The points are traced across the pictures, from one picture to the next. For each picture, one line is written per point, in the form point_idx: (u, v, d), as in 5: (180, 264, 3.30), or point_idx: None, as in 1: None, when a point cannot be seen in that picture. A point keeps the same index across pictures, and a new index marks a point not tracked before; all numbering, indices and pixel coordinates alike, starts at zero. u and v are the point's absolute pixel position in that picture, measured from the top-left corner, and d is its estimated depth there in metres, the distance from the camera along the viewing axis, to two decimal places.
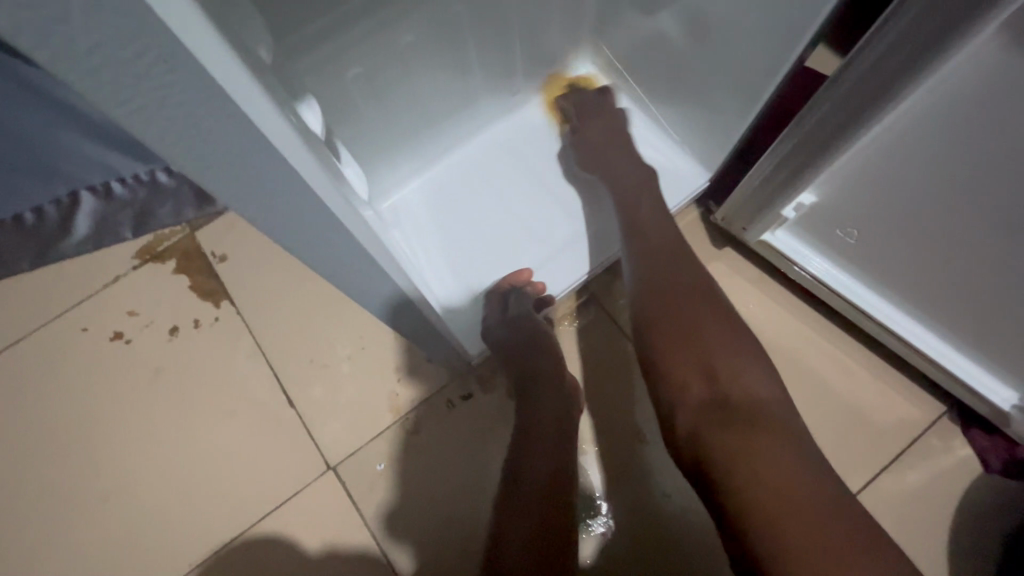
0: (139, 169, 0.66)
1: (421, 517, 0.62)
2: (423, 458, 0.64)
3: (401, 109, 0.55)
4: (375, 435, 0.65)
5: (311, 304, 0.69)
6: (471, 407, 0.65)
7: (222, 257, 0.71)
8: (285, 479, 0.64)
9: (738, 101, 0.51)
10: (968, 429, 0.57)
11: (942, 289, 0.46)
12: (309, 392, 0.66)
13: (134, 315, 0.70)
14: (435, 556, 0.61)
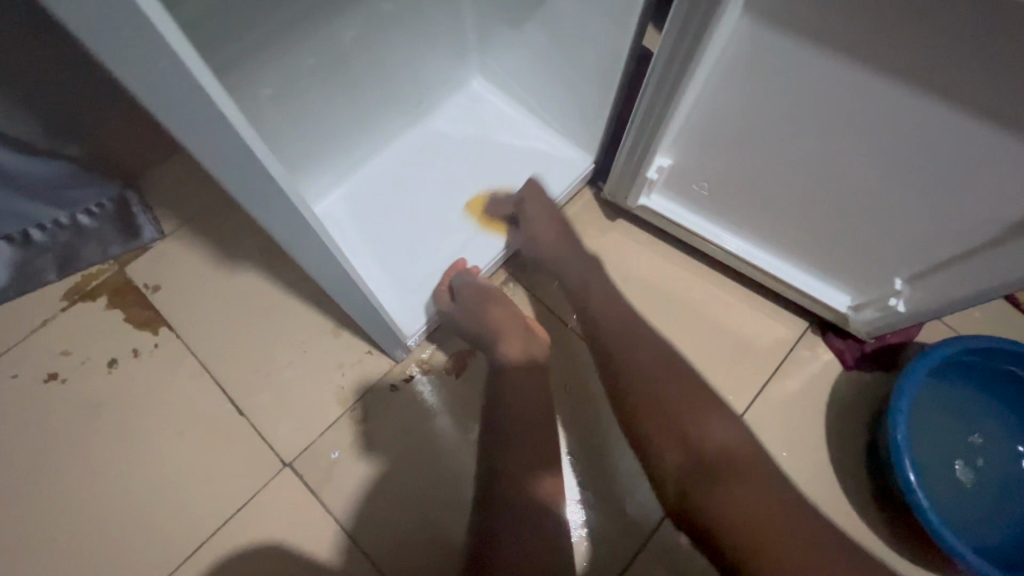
0: (59, 216, 0.90)
1: (379, 497, 0.85)
2: (377, 446, 0.88)
3: (328, 132, 0.85)
4: (327, 427, 0.89)
5: (263, 321, 0.94)
6: (409, 386, 0.91)
7: (154, 286, 0.95)
8: (247, 474, 0.87)
9: (597, 87, 0.82)
10: (823, 330, 0.91)
11: (775, 213, 0.75)
12: (254, 398, 0.90)
13: (116, 360, 0.91)
14: (394, 523, 0.84)
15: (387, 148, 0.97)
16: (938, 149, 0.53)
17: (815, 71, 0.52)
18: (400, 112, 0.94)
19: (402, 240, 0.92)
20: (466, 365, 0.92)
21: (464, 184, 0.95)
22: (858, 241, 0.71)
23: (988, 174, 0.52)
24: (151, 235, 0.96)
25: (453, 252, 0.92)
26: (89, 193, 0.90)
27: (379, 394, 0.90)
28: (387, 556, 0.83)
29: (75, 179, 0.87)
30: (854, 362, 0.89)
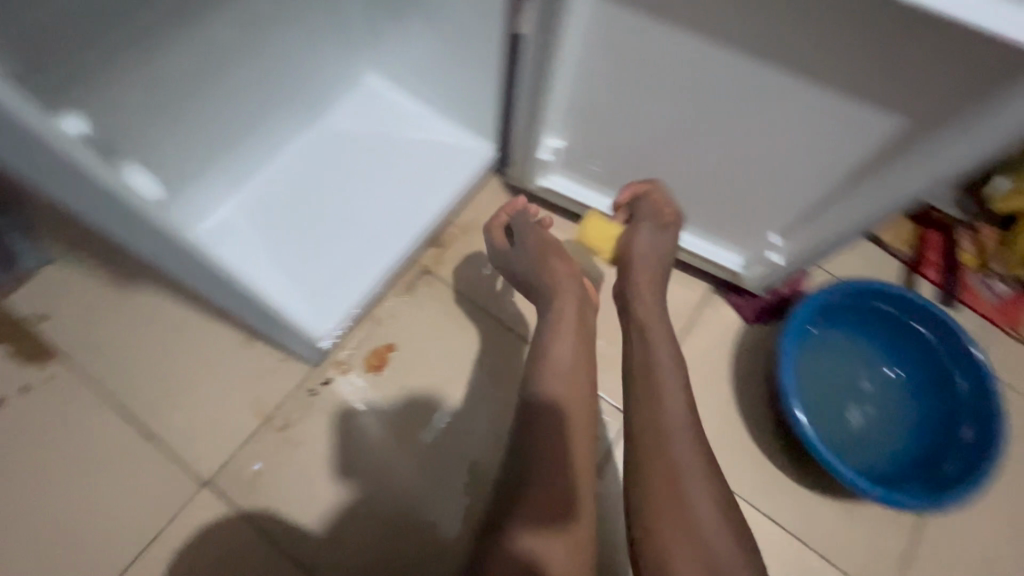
0: None
1: (343, 511, 0.80)
2: (343, 454, 0.82)
3: (200, 137, 0.78)
4: (246, 439, 0.81)
5: (142, 331, 0.83)
6: (329, 389, 0.85)
7: (42, 313, 0.82)
8: (174, 497, 0.78)
9: (486, 41, 0.76)
10: (728, 294, 0.94)
11: (671, 180, 0.77)
12: (171, 417, 0.81)
13: (26, 385, 0.80)
14: (362, 542, 0.79)
15: (282, 147, 0.89)
16: (922, 174, 0.56)
17: (720, 65, 0.57)
18: (292, 112, 0.88)
19: (320, 242, 0.86)
20: (384, 363, 0.87)
21: (376, 184, 0.89)
22: (769, 204, 0.73)
23: (888, 161, 0.58)
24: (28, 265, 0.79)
25: (383, 253, 0.86)
26: None
27: (300, 402, 0.83)
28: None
29: None
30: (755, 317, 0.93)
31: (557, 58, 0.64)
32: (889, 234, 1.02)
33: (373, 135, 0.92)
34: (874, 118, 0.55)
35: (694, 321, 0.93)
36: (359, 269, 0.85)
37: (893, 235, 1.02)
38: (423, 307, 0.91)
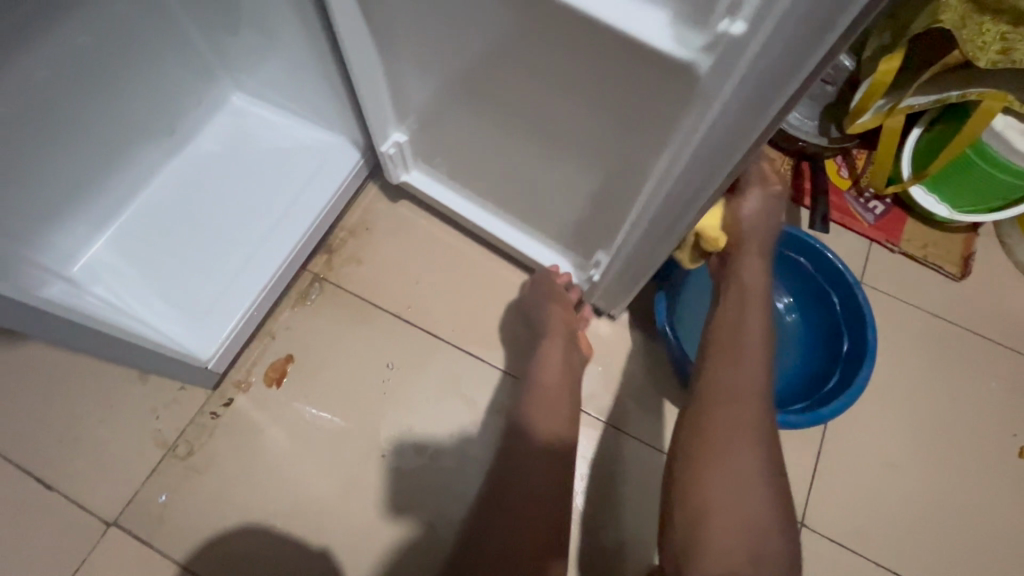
0: None
1: (254, 529, 0.80)
2: (249, 474, 0.82)
3: (48, 181, 0.78)
4: (149, 474, 0.80)
5: (28, 384, 0.82)
6: (230, 411, 0.85)
7: None
8: (78, 545, 0.77)
9: (318, 49, 0.76)
10: None
11: (498, 182, 0.77)
12: (66, 466, 0.80)
13: None
14: (276, 554, 0.80)
15: (151, 179, 0.89)
16: (662, 187, 0.54)
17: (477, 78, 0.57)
18: (151, 142, 0.87)
19: (198, 266, 0.85)
20: (284, 375, 0.88)
21: (249, 200, 0.89)
22: (579, 214, 0.72)
23: (639, 177, 0.57)
24: None
25: (262, 265, 0.85)
26: None
27: (202, 426, 0.84)
28: None
29: None
30: None
31: (357, 54, 0.66)
32: None
33: (244, 152, 0.92)
34: (615, 139, 0.54)
35: None
36: (240, 286, 0.84)
37: None
38: (317, 314, 0.91)
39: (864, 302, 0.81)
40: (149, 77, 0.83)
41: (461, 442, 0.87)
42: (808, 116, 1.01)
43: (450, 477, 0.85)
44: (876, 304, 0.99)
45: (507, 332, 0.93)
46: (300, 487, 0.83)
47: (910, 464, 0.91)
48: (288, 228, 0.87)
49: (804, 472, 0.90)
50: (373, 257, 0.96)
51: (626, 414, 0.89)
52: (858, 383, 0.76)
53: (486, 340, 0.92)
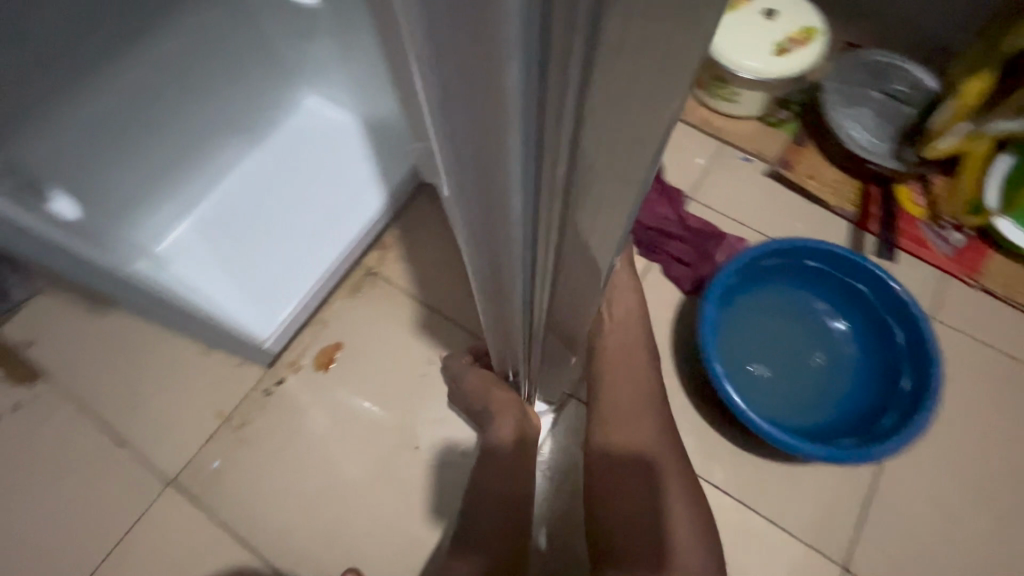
0: None
1: (291, 503, 0.85)
2: (292, 449, 0.88)
3: (143, 169, 0.87)
4: (206, 440, 0.87)
5: (112, 348, 0.92)
6: (282, 389, 0.91)
7: (28, 342, 0.92)
8: (139, 499, 0.84)
9: (381, 56, 0.81)
10: (666, 270, 0.99)
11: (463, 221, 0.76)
12: (136, 426, 0.88)
13: (15, 406, 0.89)
14: (311, 528, 0.84)
15: (232, 170, 0.97)
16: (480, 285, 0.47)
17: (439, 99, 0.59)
18: (235, 137, 0.96)
19: (265, 253, 0.92)
20: (332, 360, 0.93)
21: (316, 196, 0.96)
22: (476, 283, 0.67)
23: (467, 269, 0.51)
24: (21, 295, 0.93)
25: (319, 256, 0.92)
26: None
27: (254, 402, 0.90)
28: (304, 565, 0.82)
29: None
30: (694, 291, 0.97)
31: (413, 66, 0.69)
32: (831, 195, 1.01)
33: (314, 151, 0.99)
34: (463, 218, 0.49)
35: None
36: (300, 275, 0.90)
37: (836, 195, 1.01)
38: (367, 306, 0.96)
39: (929, 337, 0.76)
40: (235, 79, 0.91)
41: None
42: (881, 137, 0.96)
43: None
44: (946, 339, 0.92)
45: None
46: (337, 468, 0.87)
47: (968, 517, 0.84)
48: (349, 225, 0.93)
49: (849, 512, 0.85)
50: (423, 255, 1.00)
51: None
52: (919, 423, 0.71)
53: None
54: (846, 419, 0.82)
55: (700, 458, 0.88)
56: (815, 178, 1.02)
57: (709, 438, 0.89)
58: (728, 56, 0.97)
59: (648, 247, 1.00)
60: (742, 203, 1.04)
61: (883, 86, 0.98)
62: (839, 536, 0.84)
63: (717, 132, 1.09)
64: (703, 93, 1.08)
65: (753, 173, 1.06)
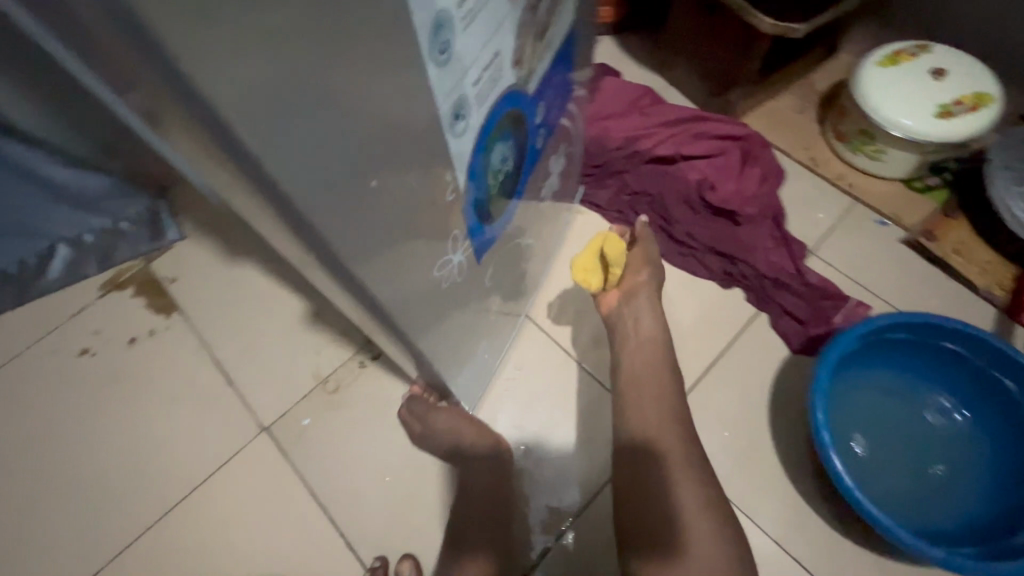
0: (104, 222, 1.03)
1: (365, 474, 0.89)
2: (374, 422, 0.92)
3: None
4: (301, 397, 0.94)
5: (238, 297, 1.02)
6: (375, 364, 0.95)
7: (172, 278, 1.04)
8: (237, 437, 0.92)
9: None
10: (774, 322, 0.94)
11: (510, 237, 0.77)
12: (245, 371, 0.96)
13: (150, 332, 1.00)
14: (379, 502, 0.87)
15: None
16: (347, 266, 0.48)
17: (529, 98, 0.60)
18: None
19: None
20: None
21: None
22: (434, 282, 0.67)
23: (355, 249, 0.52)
24: (174, 236, 1.06)
25: None
26: (121, 202, 1.03)
27: (350, 369, 0.95)
28: (367, 536, 0.85)
29: (116, 190, 1.02)
30: (802, 349, 0.92)
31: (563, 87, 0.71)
32: (976, 275, 0.92)
33: None
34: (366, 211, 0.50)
35: (732, 343, 0.94)
36: None
37: (985, 277, 0.92)
38: None
39: None
40: None
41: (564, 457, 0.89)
42: None
43: (546, 488, 0.88)
44: None
45: None
46: (412, 450, 0.90)
47: None
48: None
49: None
50: None
51: (739, 483, 0.85)
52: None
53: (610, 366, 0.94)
54: (966, 527, 0.73)
55: (782, 525, 0.83)
56: (961, 254, 0.94)
57: (794, 506, 0.84)
58: (883, 111, 0.91)
59: (758, 295, 0.96)
60: (869, 267, 0.97)
61: None
62: None
63: (853, 188, 1.02)
64: (844, 145, 1.03)
65: (887, 237, 0.99)
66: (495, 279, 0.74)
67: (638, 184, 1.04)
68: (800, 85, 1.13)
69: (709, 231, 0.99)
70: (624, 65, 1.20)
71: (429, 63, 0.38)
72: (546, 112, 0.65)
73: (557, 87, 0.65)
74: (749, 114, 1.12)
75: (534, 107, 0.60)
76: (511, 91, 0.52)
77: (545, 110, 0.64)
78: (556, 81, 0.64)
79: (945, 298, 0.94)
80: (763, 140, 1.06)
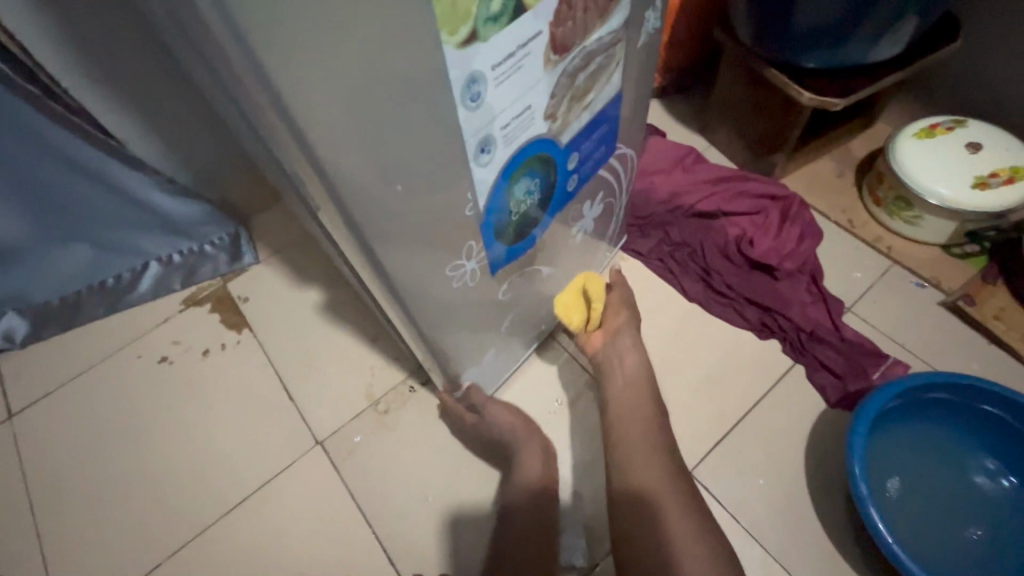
0: (192, 245, 1.14)
1: (409, 493, 0.93)
2: (421, 444, 0.97)
3: None
4: (354, 415, 1.00)
5: (303, 319, 1.11)
6: (424, 389, 1.02)
7: (246, 297, 1.14)
8: (294, 449, 0.98)
9: None
10: (811, 376, 0.97)
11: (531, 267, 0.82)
12: (305, 388, 1.04)
13: (223, 345, 1.09)
14: (422, 521, 0.91)
15: None
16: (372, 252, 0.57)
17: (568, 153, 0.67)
18: None
19: None
20: None
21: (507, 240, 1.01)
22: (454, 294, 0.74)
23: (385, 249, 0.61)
24: (249, 259, 1.16)
25: None
26: (210, 228, 1.13)
27: (400, 393, 1.02)
28: (409, 553, 0.89)
29: (207, 217, 1.11)
30: (840, 403, 0.94)
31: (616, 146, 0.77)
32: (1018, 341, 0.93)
33: None
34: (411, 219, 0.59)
35: (769, 392, 0.97)
36: None
37: None
38: None
39: None
40: None
41: (600, 493, 0.92)
42: None
43: (583, 523, 0.90)
44: None
45: (670, 409, 0.97)
46: (455, 474, 0.94)
47: None
48: None
49: None
50: None
51: (774, 530, 0.86)
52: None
53: None
54: None
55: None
56: (1001, 320, 0.95)
57: (832, 561, 0.84)
58: (920, 179, 0.96)
59: (796, 347, 0.99)
60: (908, 327, 0.99)
61: None
62: None
63: (891, 251, 1.06)
64: (881, 210, 1.07)
65: (927, 300, 1.01)
66: (511, 298, 0.80)
67: (680, 236, 1.10)
68: (839, 151, 1.19)
69: (748, 283, 1.04)
70: (669, 126, 1.29)
71: (459, 107, 0.46)
72: (581, 163, 0.69)
73: (596, 143, 0.69)
74: (788, 176, 1.18)
75: (567, 155, 0.65)
76: (541, 138, 0.58)
77: (580, 161, 0.69)
78: (596, 137, 0.68)
79: (986, 363, 0.95)
80: (803, 200, 1.12)
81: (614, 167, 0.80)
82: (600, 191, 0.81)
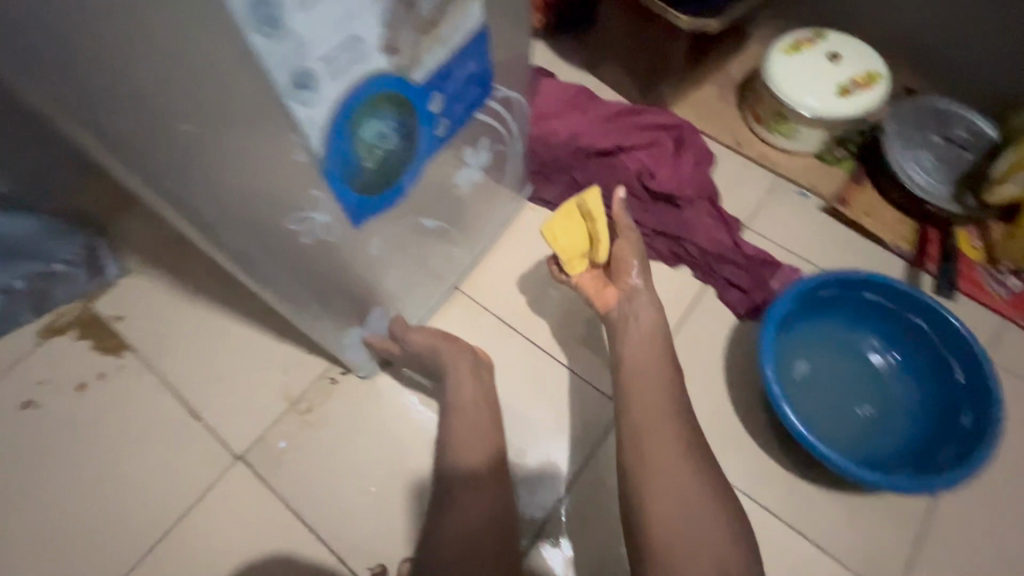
0: (35, 266, 0.95)
1: (348, 488, 0.88)
2: (353, 435, 0.92)
3: None
4: (274, 421, 0.92)
5: (194, 328, 0.98)
6: (346, 379, 0.95)
7: (119, 315, 0.99)
8: (211, 470, 0.89)
9: None
10: (720, 294, 1.02)
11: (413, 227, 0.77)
12: (211, 402, 0.93)
13: (102, 373, 0.95)
14: (367, 513, 0.87)
15: None
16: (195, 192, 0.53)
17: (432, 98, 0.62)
18: None
19: None
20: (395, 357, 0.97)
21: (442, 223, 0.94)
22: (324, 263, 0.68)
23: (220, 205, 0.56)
24: (114, 271, 1.01)
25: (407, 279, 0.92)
26: (57, 243, 0.95)
27: (321, 388, 0.95)
28: (359, 548, 0.85)
29: (49, 231, 0.94)
30: (747, 316, 1.00)
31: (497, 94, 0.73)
32: (887, 232, 1.03)
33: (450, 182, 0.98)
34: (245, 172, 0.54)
35: (686, 317, 1.01)
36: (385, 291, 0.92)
37: (892, 234, 1.03)
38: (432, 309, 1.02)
39: (991, 375, 0.77)
40: None
41: (543, 446, 0.92)
42: (941, 182, 0.99)
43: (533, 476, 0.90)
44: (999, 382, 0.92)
45: (597, 351, 0.99)
46: (394, 458, 0.90)
47: None
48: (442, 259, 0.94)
49: (902, 545, 0.84)
50: (490, 263, 1.05)
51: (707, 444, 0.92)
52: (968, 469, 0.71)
53: (576, 352, 0.98)
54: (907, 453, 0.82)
55: (748, 477, 0.89)
56: (871, 215, 1.05)
57: (761, 459, 0.90)
58: (791, 94, 1.01)
59: (704, 270, 1.03)
60: (796, 235, 1.07)
61: (945, 131, 1.03)
62: (892, 568, 0.83)
63: (775, 166, 1.12)
64: (763, 127, 1.13)
65: (809, 207, 1.09)
66: (389, 250, 0.75)
67: (584, 178, 1.09)
68: (719, 75, 1.22)
69: (653, 216, 1.06)
70: (557, 67, 1.26)
71: (249, 28, 0.39)
72: (449, 106, 0.64)
73: (464, 83, 0.64)
74: (677, 105, 1.20)
75: (427, 95, 0.60)
76: (380, 74, 0.52)
77: (447, 103, 0.63)
78: (463, 77, 0.63)
79: (864, 255, 1.04)
80: (692, 128, 1.14)
81: (499, 112, 0.77)
82: (485, 137, 0.78)
